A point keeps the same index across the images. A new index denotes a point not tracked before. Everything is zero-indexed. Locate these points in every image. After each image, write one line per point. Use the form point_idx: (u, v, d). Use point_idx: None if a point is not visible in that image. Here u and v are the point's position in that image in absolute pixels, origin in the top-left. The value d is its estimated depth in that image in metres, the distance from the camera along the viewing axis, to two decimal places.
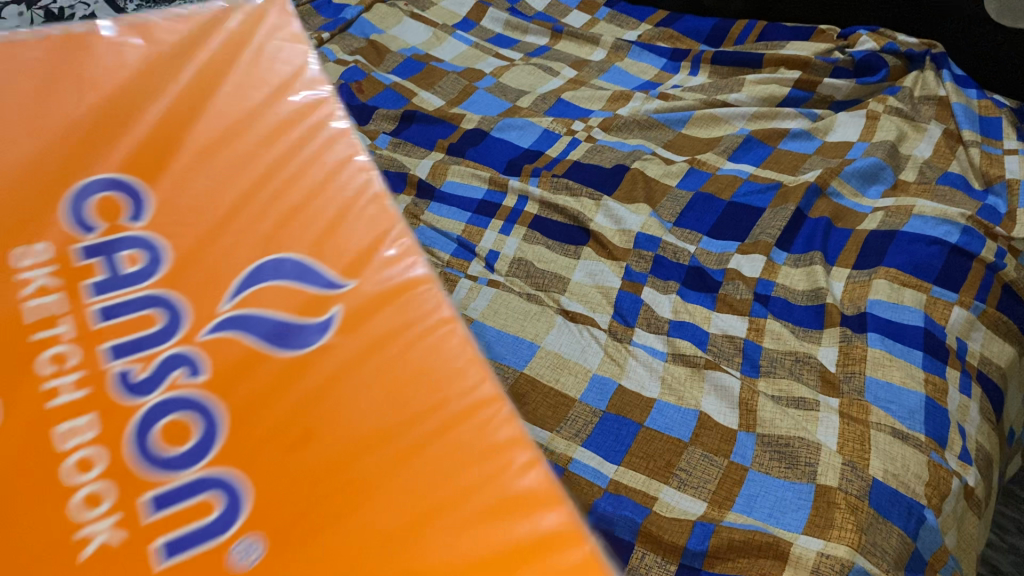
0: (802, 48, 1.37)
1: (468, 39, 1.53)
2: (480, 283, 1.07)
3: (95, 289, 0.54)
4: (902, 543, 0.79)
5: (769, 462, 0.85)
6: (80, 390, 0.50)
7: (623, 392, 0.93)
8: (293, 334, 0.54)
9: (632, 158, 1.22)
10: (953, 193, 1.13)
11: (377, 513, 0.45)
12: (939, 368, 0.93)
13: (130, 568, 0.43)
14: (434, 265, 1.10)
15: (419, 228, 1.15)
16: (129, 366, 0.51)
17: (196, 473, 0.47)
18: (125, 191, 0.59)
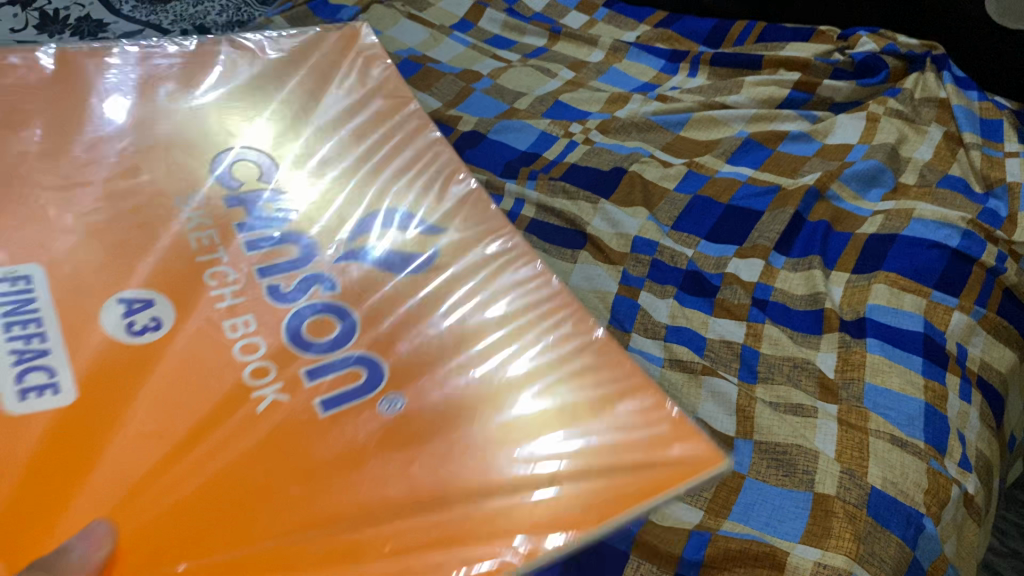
0: (801, 49, 1.36)
1: (466, 40, 1.52)
2: None
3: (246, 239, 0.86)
4: (901, 552, 0.78)
5: (767, 470, 0.83)
6: (236, 297, 0.79)
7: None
8: (401, 262, 0.86)
9: (630, 161, 1.21)
10: (953, 197, 1.12)
11: (445, 386, 0.74)
12: (938, 374, 0.92)
13: (302, 412, 0.70)
14: None
15: None
16: (279, 282, 0.82)
17: (344, 353, 0.76)
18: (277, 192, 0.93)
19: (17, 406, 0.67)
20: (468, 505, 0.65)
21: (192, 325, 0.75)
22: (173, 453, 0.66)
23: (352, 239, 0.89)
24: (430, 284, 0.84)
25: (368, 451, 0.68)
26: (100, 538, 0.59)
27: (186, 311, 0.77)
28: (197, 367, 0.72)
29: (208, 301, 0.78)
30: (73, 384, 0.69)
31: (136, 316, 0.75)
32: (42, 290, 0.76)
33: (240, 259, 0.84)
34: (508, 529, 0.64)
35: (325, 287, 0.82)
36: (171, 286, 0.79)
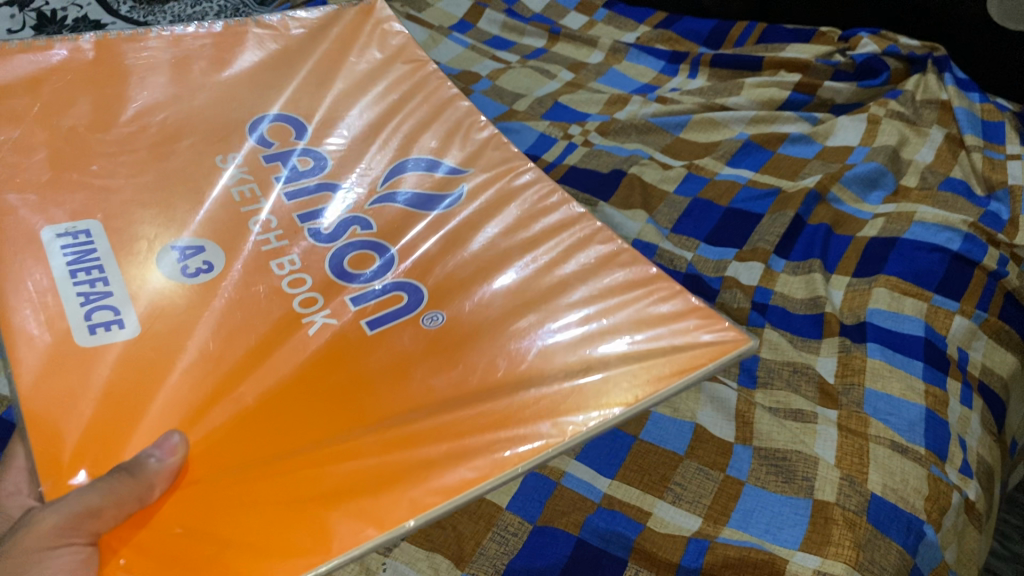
0: (802, 50, 1.35)
1: (464, 41, 1.51)
2: None
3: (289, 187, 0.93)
4: (901, 560, 0.77)
5: (766, 476, 0.83)
6: (283, 239, 0.87)
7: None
8: (429, 201, 0.95)
9: (630, 163, 1.20)
10: (955, 200, 1.12)
11: (479, 302, 0.82)
12: (939, 379, 0.91)
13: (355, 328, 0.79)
14: None
15: None
16: (318, 228, 0.89)
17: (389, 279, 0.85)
18: (315, 157, 0.98)
19: (88, 341, 0.73)
20: (507, 398, 0.73)
21: (241, 266, 0.83)
22: (235, 378, 0.73)
23: (384, 185, 0.96)
24: (459, 219, 0.92)
25: (414, 352, 0.77)
26: (176, 445, 0.66)
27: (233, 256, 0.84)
28: (252, 300, 0.80)
29: (255, 244, 0.86)
30: (138, 320, 0.76)
31: (189, 261, 0.82)
32: (102, 243, 0.82)
33: (281, 209, 0.90)
34: (550, 411, 0.72)
35: (361, 225, 0.90)
36: (221, 236, 0.86)
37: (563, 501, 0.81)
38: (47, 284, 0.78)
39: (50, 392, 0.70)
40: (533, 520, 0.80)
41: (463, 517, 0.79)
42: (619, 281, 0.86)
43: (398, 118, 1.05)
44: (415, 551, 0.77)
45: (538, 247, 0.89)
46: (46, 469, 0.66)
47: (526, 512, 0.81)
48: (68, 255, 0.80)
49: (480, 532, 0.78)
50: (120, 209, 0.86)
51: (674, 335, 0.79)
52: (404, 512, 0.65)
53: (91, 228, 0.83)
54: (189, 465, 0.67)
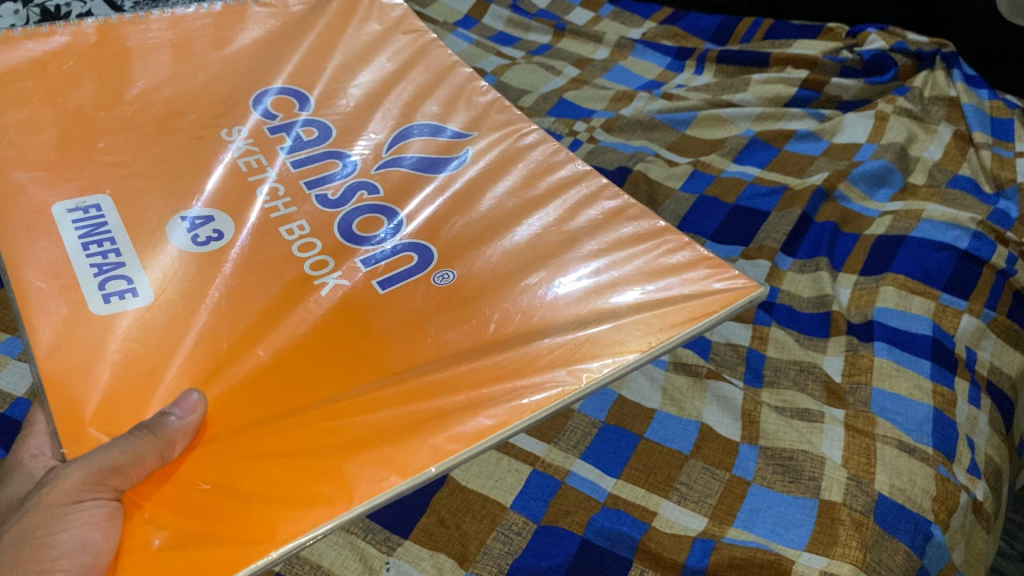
0: (809, 46, 1.34)
1: (469, 37, 1.50)
2: None
3: (293, 153, 0.93)
4: (909, 560, 0.77)
5: (772, 475, 0.82)
6: (291, 205, 0.86)
7: (623, 402, 0.90)
8: (434, 165, 0.94)
9: (635, 160, 1.19)
10: (963, 197, 1.11)
11: (491, 261, 0.82)
12: (947, 379, 0.91)
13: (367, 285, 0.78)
14: None
15: None
16: (326, 193, 0.88)
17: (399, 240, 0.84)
18: (320, 127, 0.98)
19: (102, 309, 0.73)
20: (522, 348, 0.72)
21: (249, 235, 0.82)
22: (251, 337, 0.73)
23: (389, 152, 0.96)
24: (465, 181, 0.92)
25: (428, 309, 0.77)
26: (195, 405, 0.66)
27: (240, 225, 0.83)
28: (264, 262, 0.80)
29: (262, 212, 0.85)
30: (150, 287, 0.75)
31: (199, 230, 0.81)
32: (114, 216, 0.82)
33: (287, 175, 0.90)
34: (565, 359, 0.71)
35: (367, 191, 0.89)
36: (229, 205, 0.85)
37: (568, 501, 0.81)
38: (61, 256, 0.77)
39: (66, 359, 0.70)
40: (537, 519, 0.80)
41: (467, 517, 0.79)
42: (623, 237, 0.86)
43: (398, 86, 1.05)
44: (419, 551, 0.76)
45: (545, 210, 0.89)
46: (66, 429, 0.66)
47: (531, 511, 0.80)
48: (81, 228, 0.80)
49: (484, 531, 0.78)
50: (128, 182, 0.85)
51: (684, 284, 0.80)
52: (425, 459, 0.64)
53: (103, 203, 0.83)
54: (208, 424, 0.67)
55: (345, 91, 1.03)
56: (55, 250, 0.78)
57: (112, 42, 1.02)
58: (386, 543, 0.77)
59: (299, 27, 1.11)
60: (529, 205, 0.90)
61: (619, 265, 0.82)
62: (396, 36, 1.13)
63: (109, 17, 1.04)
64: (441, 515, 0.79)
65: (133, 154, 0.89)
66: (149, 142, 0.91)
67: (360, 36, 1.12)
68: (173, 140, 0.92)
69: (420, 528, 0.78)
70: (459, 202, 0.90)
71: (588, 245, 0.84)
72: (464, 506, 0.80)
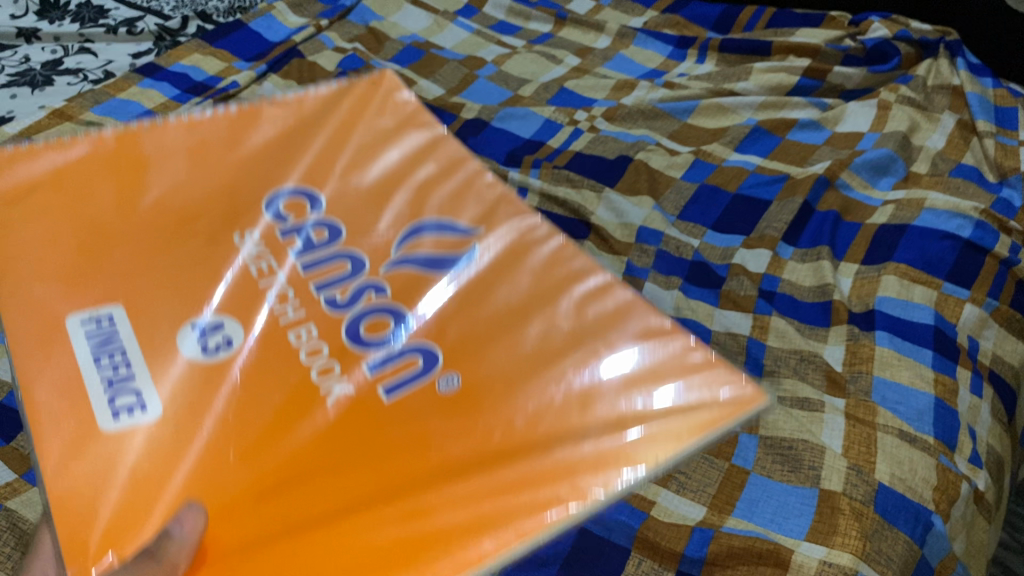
0: (812, 34, 1.33)
1: (470, 27, 1.50)
2: None
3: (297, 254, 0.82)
4: (908, 550, 0.76)
5: (772, 465, 0.81)
6: (299, 308, 0.76)
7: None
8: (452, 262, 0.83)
9: (636, 149, 1.19)
10: (966, 186, 1.10)
11: (500, 361, 0.72)
12: (949, 368, 0.90)
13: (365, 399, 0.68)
14: None
15: None
16: (333, 295, 0.78)
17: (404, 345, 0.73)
18: (312, 200, 0.89)
19: (111, 427, 0.65)
20: (535, 459, 0.62)
21: (257, 341, 0.72)
22: (267, 437, 0.65)
23: (400, 248, 0.85)
24: (484, 277, 0.81)
25: (429, 419, 0.66)
26: (196, 517, 0.57)
27: (251, 327, 0.74)
28: (263, 371, 0.70)
29: (269, 317, 0.75)
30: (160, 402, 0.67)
31: (210, 338, 0.73)
32: (127, 328, 0.73)
33: (296, 279, 0.79)
34: (590, 468, 0.61)
35: (379, 290, 0.79)
36: (236, 306, 0.76)
37: None
38: (72, 370, 0.69)
39: (76, 480, 0.62)
40: None
41: None
42: (633, 336, 0.74)
43: (416, 166, 0.96)
44: None
45: (565, 292, 0.79)
46: (72, 553, 0.58)
47: None
48: (97, 339, 0.71)
49: None
50: (153, 273, 0.78)
51: (691, 390, 0.68)
52: None
53: (114, 314, 0.74)
54: (208, 545, 0.58)
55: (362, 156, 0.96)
56: (66, 365, 0.69)
57: (127, 152, 0.92)
58: None
59: (308, 129, 0.99)
60: (543, 288, 0.80)
61: (642, 356, 0.71)
62: (409, 132, 1.00)
63: (128, 124, 0.95)
64: None
65: (143, 267, 0.78)
66: (155, 252, 0.80)
67: (378, 123, 1.01)
68: (187, 250, 0.81)
69: None
70: (468, 300, 0.79)
71: (602, 344, 0.73)
72: None
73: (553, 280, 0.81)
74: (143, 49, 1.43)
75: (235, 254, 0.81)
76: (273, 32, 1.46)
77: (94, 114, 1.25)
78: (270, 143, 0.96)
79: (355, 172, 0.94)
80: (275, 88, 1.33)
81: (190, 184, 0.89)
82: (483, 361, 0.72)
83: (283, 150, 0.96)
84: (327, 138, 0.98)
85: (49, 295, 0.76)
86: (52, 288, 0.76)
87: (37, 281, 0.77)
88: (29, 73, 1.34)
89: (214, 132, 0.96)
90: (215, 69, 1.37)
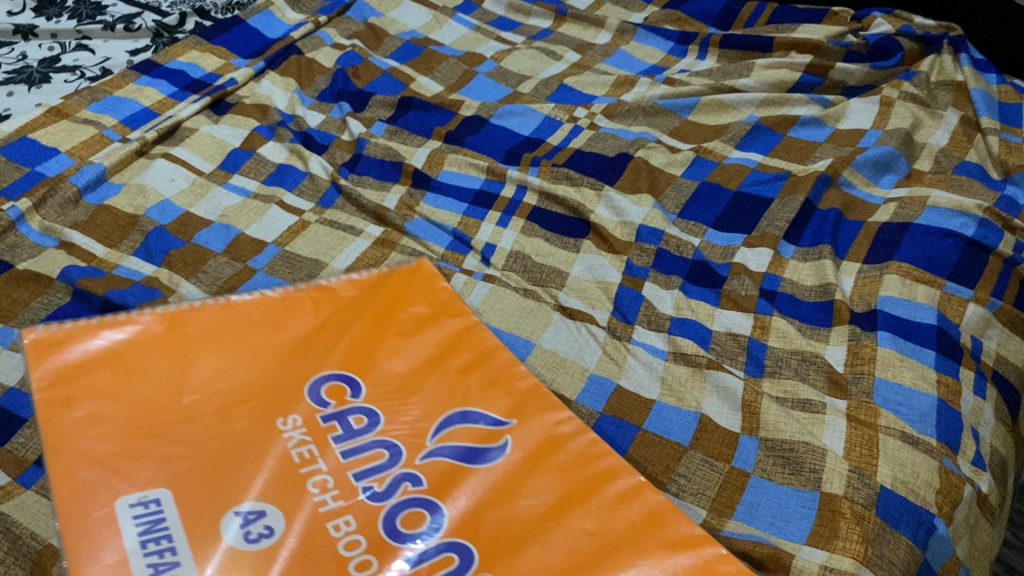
0: (814, 30, 1.31)
1: (470, 22, 1.49)
2: (476, 278, 1.01)
3: (336, 439, 0.80)
4: (911, 554, 0.75)
5: (772, 468, 0.81)
6: (338, 501, 0.75)
7: (622, 393, 0.89)
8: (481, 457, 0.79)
9: (636, 146, 1.18)
10: (970, 183, 1.09)
11: (529, 567, 0.71)
12: (952, 369, 0.89)
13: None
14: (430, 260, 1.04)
15: (413, 220, 1.08)
16: (371, 486, 0.77)
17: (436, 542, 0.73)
18: (349, 380, 0.85)
19: None
20: None
21: (299, 531, 0.72)
22: None
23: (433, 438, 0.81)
24: (514, 482, 0.77)
25: None
26: None
27: (295, 516, 0.73)
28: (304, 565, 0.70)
29: (310, 506, 0.74)
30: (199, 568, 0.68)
31: (251, 525, 0.71)
32: (173, 511, 0.72)
33: (335, 469, 0.77)
34: None
35: (408, 484, 0.77)
36: (277, 492, 0.74)
37: None
38: (120, 558, 0.69)
39: None
40: None
41: None
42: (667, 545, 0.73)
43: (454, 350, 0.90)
44: None
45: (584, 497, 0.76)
46: None
47: None
48: (145, 528, 0.70)
49: None
50: (194, 478, 0.75)
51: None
52: None
53: (162, 502, 0.72)
54: None
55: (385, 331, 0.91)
56: (115, 551, 0.69)
57: (178, 334, 0.88)
58: None
59: (353, 314, 0.93)
60: (563, 484, 0.77)
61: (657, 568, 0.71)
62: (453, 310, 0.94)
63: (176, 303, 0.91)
64: None
65: (210, 440, 0.78)
66: (180, 459, 0.76)
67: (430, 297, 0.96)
68: (237, 426, 0.79)
69: None
70: (500, 489, 0.77)
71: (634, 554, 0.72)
72: None
73: (568, 467, 0.78)
74: (140, 46, 1.41)
75: (279, 443, 0.78)
76: (271, 28, 1.45)
77: (91, 112, 1.24)
78: (320, 329, 0.90)
79: (389, 355, 0.88)
80: (273, 86, 1.32)
81: (232, 373, 0.84)
82: (518, 558, 0.71)
83: (324, 335, 0.89)
84: (366, 323, 0.92)
85: (98, 478, 0.74)
86: (99, 469, 0.75)
87: (89, 447, 0.76)
88: (25, 70, 1.33)
89: (258, 312, 0.91)
90: (212, 66, 1.36)
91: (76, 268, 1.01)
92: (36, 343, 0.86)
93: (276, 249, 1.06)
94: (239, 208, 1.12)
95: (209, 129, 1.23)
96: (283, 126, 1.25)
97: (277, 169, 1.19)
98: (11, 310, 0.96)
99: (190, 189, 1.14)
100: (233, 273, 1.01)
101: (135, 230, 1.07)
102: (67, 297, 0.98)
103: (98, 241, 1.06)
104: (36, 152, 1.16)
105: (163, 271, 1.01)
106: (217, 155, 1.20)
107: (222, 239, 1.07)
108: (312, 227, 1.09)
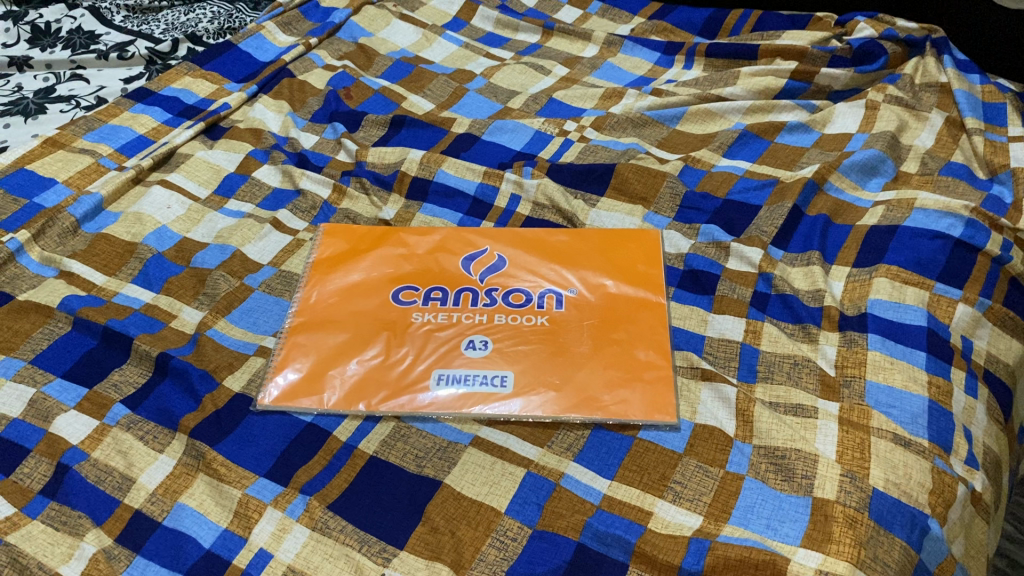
0: (798, 37, 1.35)
1: (458, 39, 1.51)
2: (473, 279, 1.03)
3: (483, 260, 1.05)
4: (905, 555, 0.75)
5: (766, 472, 0.82)
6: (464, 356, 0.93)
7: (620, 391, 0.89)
8: None
9: (626, 157, 1.19)
10: (956, 184, 1.10)
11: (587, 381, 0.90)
12: (943, 370, 0.90)
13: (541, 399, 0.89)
14: (427, 263, 1.05)
15: (414, 220, 1.14)
16: None
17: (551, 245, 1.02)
18: (467, 295, 1.00)
19: None
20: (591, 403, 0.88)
21: (454, 342, 0.94)
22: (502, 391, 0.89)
23: None
24: None
25: (574, 387, 0.89)
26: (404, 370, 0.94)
27: (444, 283, 1.02)
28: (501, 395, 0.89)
29: (465, 363, 0.92)
30: (440, 381, 0.91)
31: None
32: None
33: None
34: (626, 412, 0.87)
35: (557, 297, 1.00)
36: (459, 358, 0.93)
37: (562, 504, 0.80)
38: None
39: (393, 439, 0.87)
40: (532, 524, 0.79)
41: (462, 524, 0.79)
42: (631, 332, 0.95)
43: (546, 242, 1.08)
44: (415, 561, 0.76)
45: (612, 340, 0.94)
46: (389, 341, 0.95)
47: (525, 515, 0.80)
48: None
49: (479, 538, 0.78)
50: None
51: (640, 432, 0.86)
52: (556, 372, 0.91)
53: (441, 376, 0.91)
54: (419, 341, 0.95)
55: (478, 340, 0.94)
56: (364, 329, 0.97)
57: (387, 238, 1.09)
58: (382, 554, 0.76)
59: (463, 350, 0.94)
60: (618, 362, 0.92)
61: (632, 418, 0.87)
62: (515, 379, 0.90)
63: None
64: (435, 523, 0.79)
65: None
66: None
67: (514, 352, 0.93)
68: (404, 142, 1.27)
69: (415, 537, 0.78)
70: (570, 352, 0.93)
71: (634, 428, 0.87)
72: (459, 513, 0.80)
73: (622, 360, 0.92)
74: (134, 73, 1.43)
75: (443, 375, 0.91)
76: (263, 52, 1.47)
77: (87, 141, 1.26)
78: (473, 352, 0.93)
79: (512, 352, 0.93)
80: (266, 109, 1.33)
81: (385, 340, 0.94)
82: (569, 364, 0.92)
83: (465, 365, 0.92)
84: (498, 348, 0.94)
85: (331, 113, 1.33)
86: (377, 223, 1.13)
87: None
88: (21, 101, 1.34)
89: (427, 276, 1.03)
90: (206, 91, 1.38)
91: (75, 298, 1.02)
92: (310, 289, 1.03)
93: (273, 269, 1.08)
94: (233, 228, 1.13)
95: (204, 154, 1.25)
96: (277, 148, 1.26)
97: (272, 194, 1.20)
98: (12, 342, 0.97)
99: (186, 215, 1.16)
100: (230, 290, 1.04)
101: (133, 257, 1.09)
102: (68, 327, 0.99)
103: (97, 270, 1.07)
104: (33, 184, 1.17)
105: (163, 298, 1.03)
106: (212, 181, 1.21)
107: (219, 258, 1.09)
108: (306, 245, 1.11)
